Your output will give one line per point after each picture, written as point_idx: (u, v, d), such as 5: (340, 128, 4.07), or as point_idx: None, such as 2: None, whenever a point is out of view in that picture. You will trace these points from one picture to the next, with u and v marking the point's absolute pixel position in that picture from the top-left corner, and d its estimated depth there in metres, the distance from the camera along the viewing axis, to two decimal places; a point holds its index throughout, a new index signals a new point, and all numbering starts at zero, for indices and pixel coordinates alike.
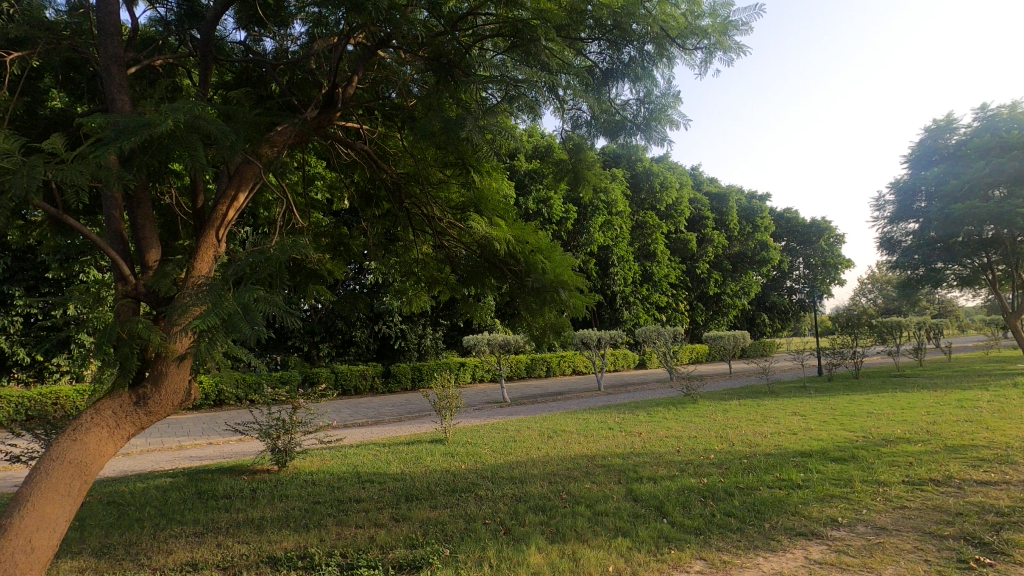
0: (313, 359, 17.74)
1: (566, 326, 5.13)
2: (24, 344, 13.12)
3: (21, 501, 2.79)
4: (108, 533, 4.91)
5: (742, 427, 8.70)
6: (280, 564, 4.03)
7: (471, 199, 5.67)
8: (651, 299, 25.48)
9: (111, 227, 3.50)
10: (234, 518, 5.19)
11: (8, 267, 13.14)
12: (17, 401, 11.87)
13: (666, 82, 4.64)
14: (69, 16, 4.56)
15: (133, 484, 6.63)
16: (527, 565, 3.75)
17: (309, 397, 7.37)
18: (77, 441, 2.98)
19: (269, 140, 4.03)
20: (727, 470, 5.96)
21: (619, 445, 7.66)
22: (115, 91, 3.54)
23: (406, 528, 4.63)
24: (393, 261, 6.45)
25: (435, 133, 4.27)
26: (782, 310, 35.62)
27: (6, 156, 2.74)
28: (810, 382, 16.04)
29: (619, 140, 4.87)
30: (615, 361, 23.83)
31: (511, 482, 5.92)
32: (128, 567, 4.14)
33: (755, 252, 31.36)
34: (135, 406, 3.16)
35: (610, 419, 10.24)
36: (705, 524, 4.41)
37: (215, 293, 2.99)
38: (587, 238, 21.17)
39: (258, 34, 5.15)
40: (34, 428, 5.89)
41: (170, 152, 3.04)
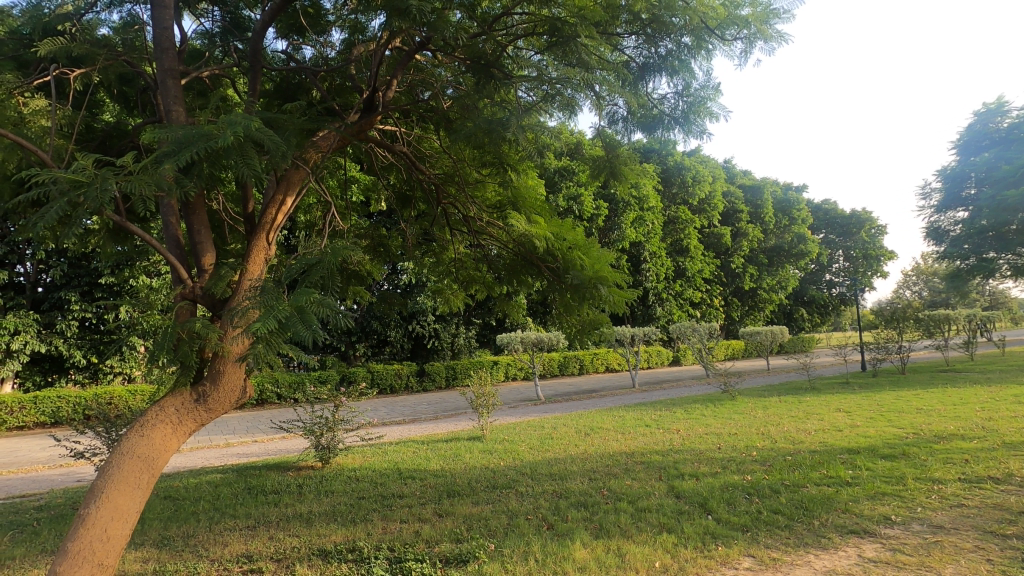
0: (350, 359, 18.12)
1: (604, 322, 5.20)
2: (81, 346, 13.83)
3: (96, 493, 2.93)
4: (166, 525, 5.14)
5: (784, 423, 8.54)
6: (331, 557, 4.15)
7: (509, 198, 5.71)
8: (685, 295, 25.13)
9: (168, 233, 3.64)
10: (284, 513, 5.36)
11: (65, 274, 13.74)
12: (75, 400, 12.49)
13: (704, 75, 4.58)
14: (122, 33, 4.78)
15: (186, 480, 6.92)
16: (573, 559, 3.78)
17: (350, 395, 7.56)
18: (145, 436, 3.14)
19: (315, 145, 4.14)
20: (771, 467, 5.85)
21: (657, 442, 7.60)
22: (171, 103, 3.68)
23: (449, 523, 4.70)
24: (430, 261, 6.57)
25: (476, 134, 4.37)
26: (821, 304, 34.74)
27: (80, 169, 2.91)
28: (853, 377, 15.63)
29: (657, 134, 4.86)
30: (649, 359, 23.58)
31: (551, 479, 5.95)
32: (189, 557, 4.34)
33: (792, 245, 30.58)
34: (196, 403, 3.31)
35: (648, 416, 10.15)
36: (752, 520, 4.36)
37: (272, 295, 3.11)
38: (618, 234, 20.99)
39: (298, 42, 5.27)
40: (95, 426, 6.20)
41: (226, 160, 3.15)
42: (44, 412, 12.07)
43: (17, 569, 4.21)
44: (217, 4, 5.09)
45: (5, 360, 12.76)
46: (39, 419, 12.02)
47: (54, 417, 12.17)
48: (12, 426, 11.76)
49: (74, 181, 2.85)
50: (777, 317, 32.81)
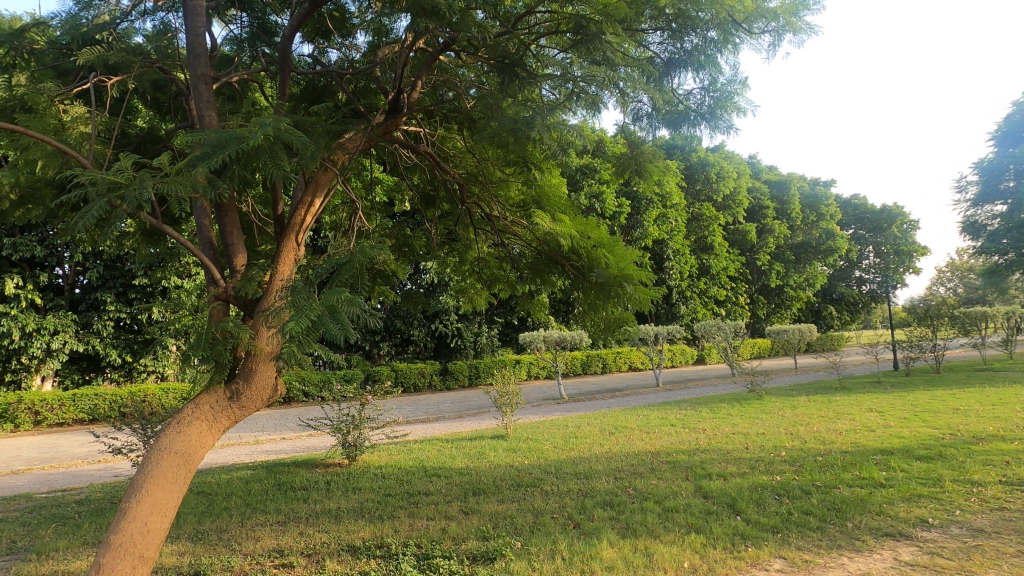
0: (374, 358, 18.36)
1: (629, 320, 5.17)
2: (116, 346, 14.30)
3: (136, 487, 3.01)
4: (200, 519, 5.28)
5: (814, 423, 8.36)
6: (359, 553, 4.21)
7: (533, 196, 5.71)
8: (709, 293, 24.80)
9: (201, 234, 3.72)
10: (313, 509, 5.46)
11: (100, 275, 14.17)
12: (111, 398, 12.89)
13: (731, 69, 4.52)
14: (154, 40, 4.91)
15: (219, 476, 7.10)
16: (600, 559, 3.77)
17: (375, 394, 7.65)
18: (181, 432, 3.22)
19: (342, 147, 4.18)
20: (801, 467, 5.74)
21: (683, 442, 7.51)
22: (204, 108, 3.76)
23: (476, 521, 4.73)
24: (455, 260, 6.61)
25: (501, 133, 4.37)
26: (851, 302, 33.94)
27: (119, 172, 3.00)
28: (886, 376, 15.21)
29: (683, 130, 4.81)
30: (673, 357, 23.33)
31: (576, 478, 5.93)
32: (222, 551, 4.45)
33: (820, 241, 29.91)
34: (230, 401, 3.38)
35: (672, 415, 10.05)
36: (782, 522, 4.29)
37: (302, 295, 3.17)
38: (641, 232, 20.85)
39: (324, 46, 5.35)
40: (132, 423, 6.40)
41: (257, 162, 3.20)
42: (83, 409, 12.49)
43: (61, 560, 4.38)
44: (245, 10, 5.19)
45: (45, 360, 13.24)
46: (78, 415, 12.45)
47: (92, 414, 12.59)
48: (52, 423, 12.20)
49: (113, 183, 2.93)
50: (805, 314, 32.18)
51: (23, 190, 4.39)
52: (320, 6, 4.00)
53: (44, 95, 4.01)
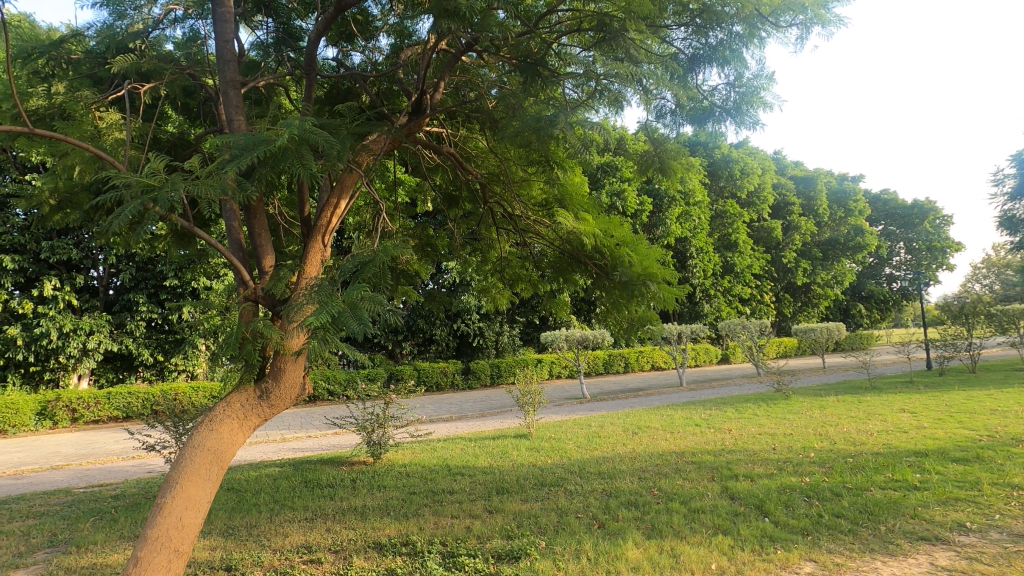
0: (397, 357, 18.53)
1: (653, 319, 5.12)
2: (148, 346, 14.72)
3: (172, 482, 3.09)
4: (231, 515, 5.40)
5: (843, 424, 8.17)
6: (386, 550, 4.26)
7: (555, 196, 5.72)
8: (733, 291, 24.44)
9: (231, 236, 3.79)
10: (339, 506, 5.54)
11: (133, 277, 14.57)
12: (144, 396, 13.25)
13: (757, 64, 4.44)
14: (184, 47, 5.03)
15: (247, 473, 7.25)
16: (626, 559, 3.75)
17: (399, 393, 7.72)
18: (214, 430, 3.29)
19: (367, 148, 4.22)
20: (831, 469, 5.63)
21: (708, 442, 7.43)
22: (233, 113, 3.83)
23: (500, 520, 4.74)
24: (477, 260, 6.63)
25: (525, 132, 4.38)
26: (881, 300, 33.08)
27: (154, 175, 3.08)
28: (918, 376, 14.78)
29: (708, 127, 4.74)
30: (697, 356, 23.04)
31: (600, 478, 5.89)
32: (252, 546, 4.54)
33: (849, 238, 29.25)
34: (260, 399, 3.45)
35: (697, 415, 9.94)
36: (812, 524, 4.21)
37: (326, 294, 3.21)
38: (663, 230, 20.67)
39: (347, 49, 5.41)
40: (164, 421, 6.57)
41: (283, 164, 3.24)
42: (117, 407, 12.87)
43: (100, 553, 4.52)
44: (271, 15, 5.27)
45: (82, 359, 13.68)
46: (112, 413, 12.83)
47: (126, 412, 12.97)
48: (88, 420, 12.60)
49: (147, 186, 3.01)
50: (833, 313, 31.51)
51: (61, 196, 4.55)
52: (344, 10, 4.05)
53: (81, 103, 4.15)
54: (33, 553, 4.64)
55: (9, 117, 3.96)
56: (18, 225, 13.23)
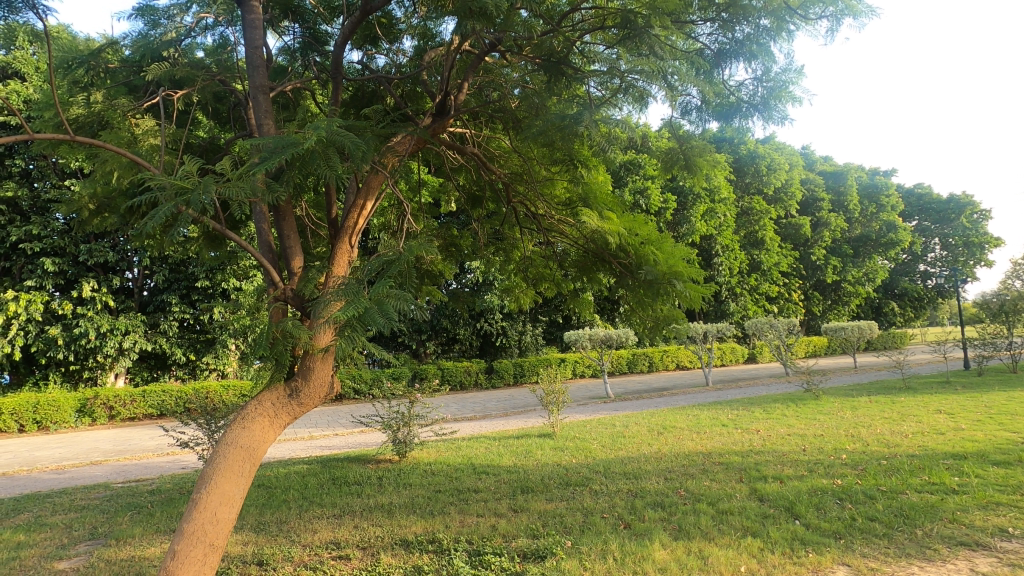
0: (421, 356, 18.70)
1: (679, 318, 5.08)
2: (181, 345, 15.13)
3: (206, 479, 3.17)
4: (262, 511, 5.52)
5: (876, 425, 7.95)
6: (413, 547, 4.31)
7: (579, 195, 5.72)
8: (760, 289, 24.03)
9: (261, 238, 3.87)
10: (367, 503, 5.62)
11: (166, 278, 14.98)
12: (177, 394, 13.63)
13: (786, 58, 4.36)
14: (214, 54, 5.16)
15: (277, 469, 7.40)
16: (653, 560, 3.73)
17: (424, 392, 7.78)
18: (246, 428, 3.37)
19: (392, 150, 4.27)
20: (864, 471, 5.49)
21: (736, 442, 7.32)
22: (262, 117, 3.90)
23: (525, 519, 4.74)
24: (501, 260, 6.66)
25: (549, 130, 4.38)
26: (915, 297, 32.12)
27: (187, 179, 3.16)
28: (956, 377, 14.30)
29: (735, 123, 4.67)
30: (723, 356, 22.70)
31: (625, 478, 5.85)
32: (283, 542, 4.64)
33: (881, 234, 28.49)
34: (290, 398, 3.52)
35: (724, 415, 9.80)
36: (845, 528, 4.12)
37: (353, 292, 3.27)
38: (688, 228, 20.41)
39: (371, 52, 5.47)
40: (197, 419, 6.75)
41: (311, 165, 3.30)
42: (151, 404, 13.26)
43: (137, 546, 4.67)
44: (297, 20, 5.36)
45: (118, 358, 14.13)
46: (147, 410, 13.22)
47: (160, 409, 13.35)
48: (125, 417, 13.01)
49: (180, 188, 3.08)
50: (864, 311, 30.71)
51: (99, 201, 4.72)
52: (369, 14, 4.10)
53: (119, 110, 4.29)
54: (76, 545, 4.81)
55: (52, 126, 4.14)
56: (58, 229, 13.71)
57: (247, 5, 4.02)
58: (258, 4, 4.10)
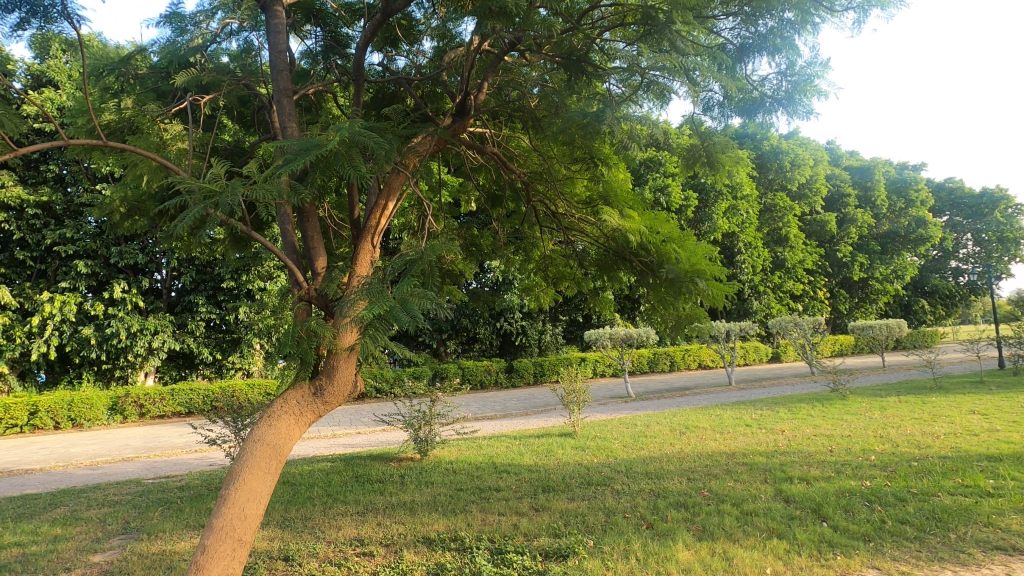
0: (442, 355, 18.81)
1: (701, 316, 5.03)
2: (208, 344, 15.47)
3: (234, 476, 3.23)
4: (287, 508, 5.62)
5: (906, 426, 7.77)
6: (435, 544, 4.34)
7: (599, 193, 5.70)
8: (784, 287, 23.65)
9: (286, 240, 3.93)
10: (389, 501, 5.68)
11: (194, 279, 15.31)
12: (204, 393, 13.93)
13: (811, 51, 4.28)
14: (238, 59, 5.25)
15: (301, 467, 7.52)
16: (677, 561, 3.70)
17: (445, 390, 7.83)
18: (272, 426, 3.43)
19: (413, 150, 4.30)
20: (894, 473, 5.36)
21: (760, 443, 7.21)
22: (286, 120, 3.95)
23: (547, 518, 4.74)
24: (520, 259, 6.66)
25: (571, 128, 4.37)
26: (947, 295, 31.22)
27: (215, 181, 3.22)
28: (990, 376, 13.85)
29: (758, 118, 4.60)
30: (746, 355, 22.36)
31: (647, 478, 5.81)
32: (308, 538, 4.72)
33: (910, 230, 27.78)
34: (314, 397, 3.58)
35: (748, 415, 9.65)
36: (875, 530, 4.03)
37: (377, 291, 3.31)
38: (709, 226, 20.17)
39: (392, 53, 5.51)
40: (224, 417, 6.90)
41: (335, 166, 3.34)
42: (180, 402, 13.59)
43: (169, 540, 4.79)
44: (319, 24, 5.42)
45: (148, 357, 14.49)
46: (175, 408, 13.53)
47: (188, 407, 13.67)
48: (154, 414, 13.34)
49: (208, 191, 3.15)
50: (892, 309, 29.96)
51: (130, 204, 4.85)
52: (389, 17, 4.15)
53: (149, 115, 4.41)
54: (110, 539, 4.96)
55: (85, 131, 4.27)
56: (90, 233, 14.10)
57: (272, 10, 4.08)
58: (282, 9, 4.16)
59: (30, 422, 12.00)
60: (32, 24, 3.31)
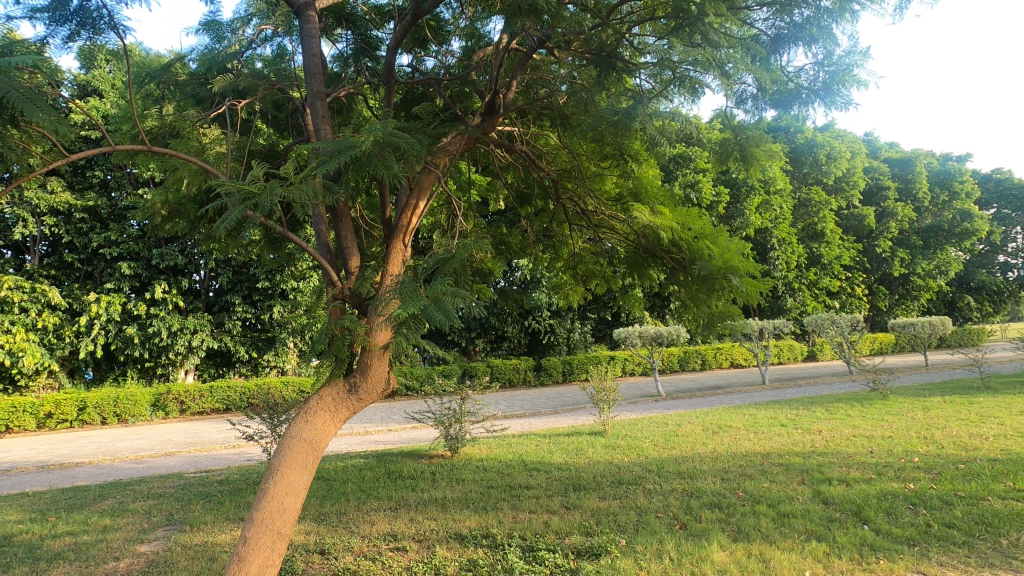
0: (471, 354, 18.93)
1: (735, 314, 4.94)
2: (244, 343, 15.90)
3: (273, 470, 3.30)
4: (322, 502, 5.73)
5: (951, 427, 7.47)
6: (467, 541, 4.38)
7: (630, 190, 5.64)
8: (820, 284, 23.03)
9: (320, 240, 4.00)
10: (421, 497, 5.74)
11: (230, 280, 15.73)
12: (241, 390, 14.32)
13: (849, 41, 4.16)
14: (272, 64, 5.37)
15: (335, 463, 7.67)
16: (712, 561, 3.64)
17: (474, 389, 7.88)
18: (309, 421, 3.50)
19: (444, 150, 4.34)
20: (940, 475, 5.16)
21: (796, 443, 7.06)
22: (319, 122, 4.02)
23: (578, 516, 4.74)
24: (549, 257, 6.65)
25: (602, 125, 4.34)
26: (994, 291, 29.88)
27: (253, 183, 3.30)
28: None
29: (793, 111, 4.47)
30: (781, 353, 21.85)
31: (680, 477, 5.73)
32: (343, 532, 4.81)
33: (954, 223, 26.67)
34: (349, 393, 3.64)
35: (783, 415, 9.44)
36: (920, 534, 3.89)
37: (411, 290, 3.36)
38: (741, 221, 19.78)
39: (421, 54, 5.56)
40: (261, 414, 7.08)
41: (368, 166, 3.39)
42: (218, 399, 14.00)
43: (210, 532, 4.96)
44: (350, 28, 5.53)
45: (188, 355, 14.97)
46: (214, 405, 13.94)
47: (226, 404, 14.08)
48: (194, 411, 13.77)
49: (248, 193, 3.23)
50: (936, 306, 28.82)
51: (171, 207, 5.01)
52: (419, 18, 4.18)
53: (189, 121, 4.55)
54: (155, 530, 5.15)
55: (130, 137, 4.43)
56: (132, 235, 14.63)
57: (305, 15, 4.15)
58: (315, 14, 4.24)
59: (79, 417, 12.54)
60: (81, 36, 3.45)
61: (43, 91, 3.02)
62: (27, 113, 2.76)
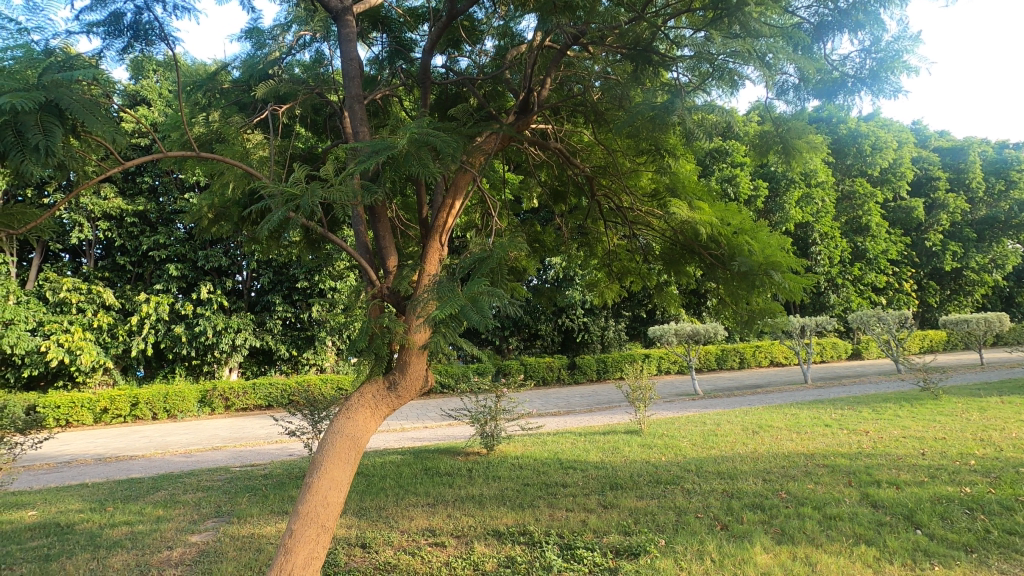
0: (505, 352, 19.00)
1: (777, 311, 4.81)
2: (284, 341, 16.35)
3: (317, 465, 3.39)
4: (362, 497, 5.86)
5: (1011, 429, 7.10)
6: (505, 537, 4.40)
7: (666, 185, 5.55)
8: (865, 279, 22.19)
9: (359, 240, 4.08)
10: (458, 493, 5.80)
11: (271, 280, 16.19)
12: (282, 387, 14.71)
13: (898, 26, 4.00)
14: (309, 68, 5.50)
15: (374, 459, 7.83)
16: (755, 563, 3.57)
17: (509, 386, 7.92)
18: (351, 418, 3.57)
19: (479, 149, 4.37)
20: (998, 479, 4.91)
21: (842, 444, 6.83)
22: (358, 124, 4.10)
23: (616, 516, 4.70)
24: (584, 254, 6.61)
25: (639, 120, 4.30)
26: None
27: (295, 185, 3.38)
28: None
29: (838, 101, 4.32)
30: (823, 351, 21.18)
31: (720, 478, 5.63)
32: (383, 527, 4.89)
33: (1011, 214, 25.31)
34: (389, 390, 3.70)
35: (827, 415, 9.14)
36: (977, 541, 3.72)
37: (447, 290, 3.39)
38: (781, 216, 19.26)
39: (454, 54, 5.60)
40: (302, 410, 7.27)
41: (405, 166, 3.44)
42: (261, 396, 14.43)
43: (257, 524, 5.12)
44: (385, 31, 5.62)
45: (232, 354, 15.49)
46: (257, 402, 14.39)
47: (268, 400, 14.51)
48: (238, 407, 14.24)
49: (291, 194, 3.31)
50: (992, 302, 27.39)
51: (216, 210, 5.19)
52: (455, 18, 4.21)
53: (234, 126, 4.70)
54: (205, 521, 5.36)
55: (180, 144, 4.62)
56: (179, 238, 15.22)
57: (342, 20, 4.23)
58: (352, 18, 4.30)
59: (132, 413, 13.12)
60: (134, 48, 3.61)
61: (100, 101, 3.18)
62: (88, 124, 2.91)
